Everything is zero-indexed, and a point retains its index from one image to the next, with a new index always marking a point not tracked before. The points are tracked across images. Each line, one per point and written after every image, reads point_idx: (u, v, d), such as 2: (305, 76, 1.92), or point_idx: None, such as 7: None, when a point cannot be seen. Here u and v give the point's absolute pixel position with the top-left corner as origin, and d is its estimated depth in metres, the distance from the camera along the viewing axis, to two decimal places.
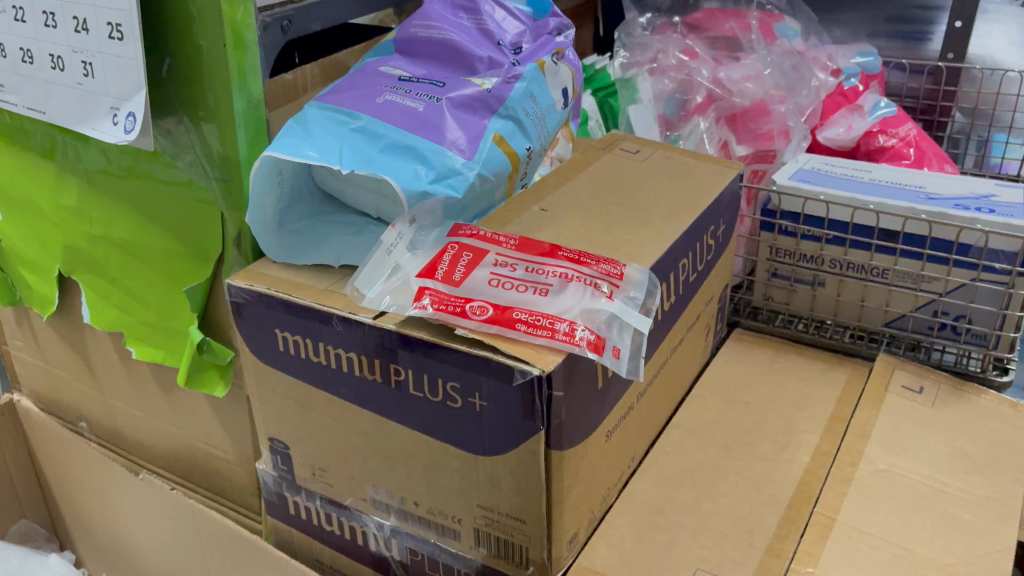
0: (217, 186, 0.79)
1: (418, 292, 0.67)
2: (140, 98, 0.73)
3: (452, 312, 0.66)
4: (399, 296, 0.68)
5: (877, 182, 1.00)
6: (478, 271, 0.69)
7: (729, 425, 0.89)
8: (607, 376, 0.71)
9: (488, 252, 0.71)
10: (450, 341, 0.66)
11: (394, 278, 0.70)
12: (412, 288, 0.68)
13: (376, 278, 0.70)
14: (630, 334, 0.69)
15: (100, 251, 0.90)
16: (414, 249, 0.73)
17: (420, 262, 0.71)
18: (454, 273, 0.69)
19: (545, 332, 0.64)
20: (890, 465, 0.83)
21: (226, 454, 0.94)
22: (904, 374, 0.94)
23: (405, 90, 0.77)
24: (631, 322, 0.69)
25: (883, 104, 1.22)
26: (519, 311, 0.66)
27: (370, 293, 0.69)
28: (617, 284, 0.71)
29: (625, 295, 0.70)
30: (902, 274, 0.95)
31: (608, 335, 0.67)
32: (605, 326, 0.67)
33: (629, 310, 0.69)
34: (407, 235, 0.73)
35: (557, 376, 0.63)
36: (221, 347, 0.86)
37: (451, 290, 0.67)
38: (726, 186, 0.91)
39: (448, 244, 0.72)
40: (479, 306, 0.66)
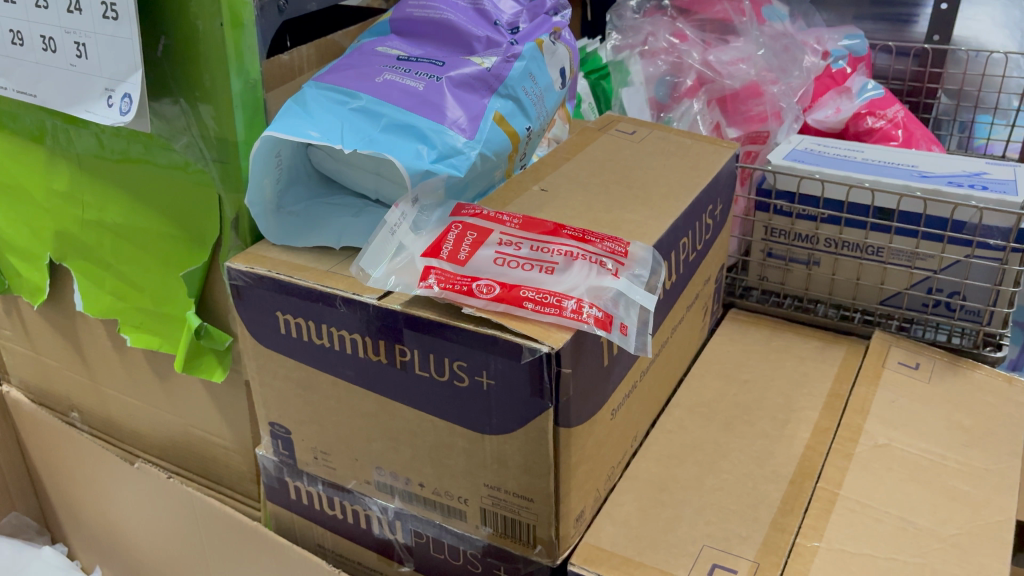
0: (215, 168, 0.78)
1: (425, 271, 0.67)
2: (136, 79, 0.72)
3: (459, 291, 0.65)
4: (405, 276, 0.68)
5: (870, 162, 1.00)
6: (483, 250, 0.69)
7: (729, 403, 0.89)
8: (613, 353, 0.71)
9: (492, 232, 0.71)
10: (457, 320, 0.66)
11: (399, 257, 0.69)
12: (419, 267, 0.68)
13: (381, 257, 0.69)
14: (637, 312, 0.69)
15: (93, 236, 0.89)
16: (418, 228, 0.72)
17: (424, 242, 0.71)
18: (459, 252, 0.68)
19: (553, 309, 0.64)
20: (890, 440, 0.84)
21: (223, 441, 0.93)
22: (900, 351, 0.95)
23: (404, 69, 0.77)
24: (638, 299, 0.69)
25: (870, 86, 1.24)
26: (526, 290, 0.66)
27: (376, 274, 0.69)
28: (623, 262, 0.71)
29: (632, 272, 0.70)
30: (897, 252, 0.95)
31: (616, 313, 0.67)
32: (613, 304, 0.67)
33: (635, 288, 0.69)
34: (411, 214, 0.72)
35: (565, 354, 0.63)
36: (220, 332, 0.85)
37: (457, 269, 0.67)
38: (723, 165, 0.91)
39: (452, 224, 0.71)
40: (486, 284, 0.66)
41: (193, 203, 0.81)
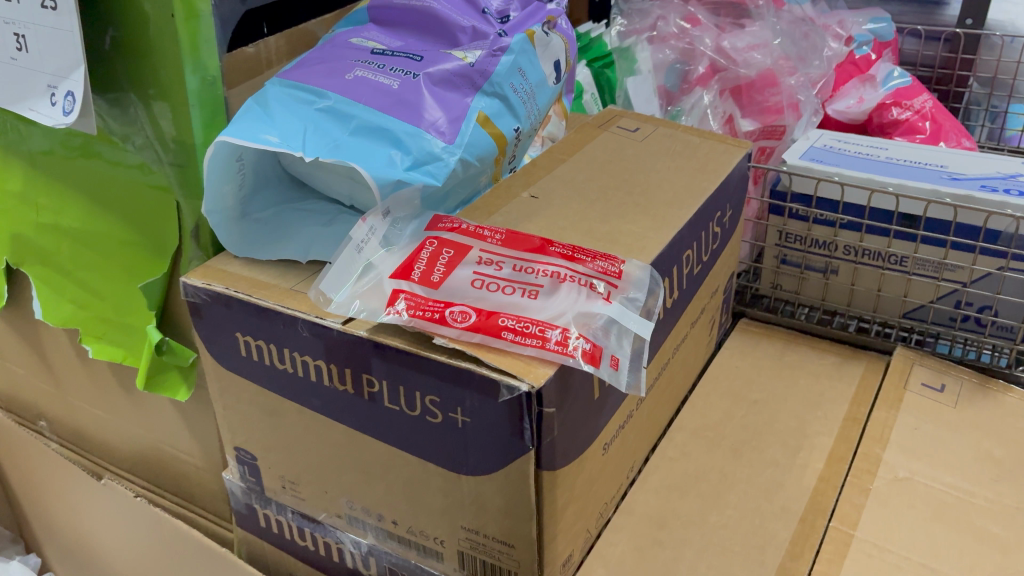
0: (173, 172, 0.71)
1: (392, 295, 0.60)
2: (79, 76, 0.65)
3: (430, 319, 0.58)
4: (370, 300, 0.61)
5: (895, 161, 0.92)
6: (460, 270, 0.62)
7: (736, 426, 0.82)
8: (604, 385, 0.64)
9: (471, 249, 0.64)
10: (427, 351, 0.59)
11: (365, 278, 0.63)
12: (386, 290, 0.61)
13: (345, 279, 0.63)
14: (630, 341, 0.61)
15: (49, 241, 0.82)
16: (388, 245, 0.65)
17: (394, 260, 0.64)
18: (433, 273, 0.61)
19: (534, 341, 0.57)
20: (912, 473, 0.76)
21: (193, 459, 0.87)
22: (924, 371, 0.87)
23: (379, 64, 0.69)
24: (632, 327, 0.62)
25: (896, 74, 1.16)
26: (505, 317, 0.58)
27: (338, 298, 0.62)
28: (616, 285, 0.63)
29: (626, 297, 0.63)
30: (922, 262, 0.87)
31: (606, 344, 0.60)
32: (604, 333, 0.60)
33: (628, 314, 0.62)
34: (382, 229, 0.65)
35: (548, 393, 0.56)
36: (183, 348, 0.78)
37: (430, 292, 0.60)
38: (734, 167, 0.83)
39: (426, 240, 0.64)
40: (460, 309, 0.59)
41: (151, 208, 0.74)
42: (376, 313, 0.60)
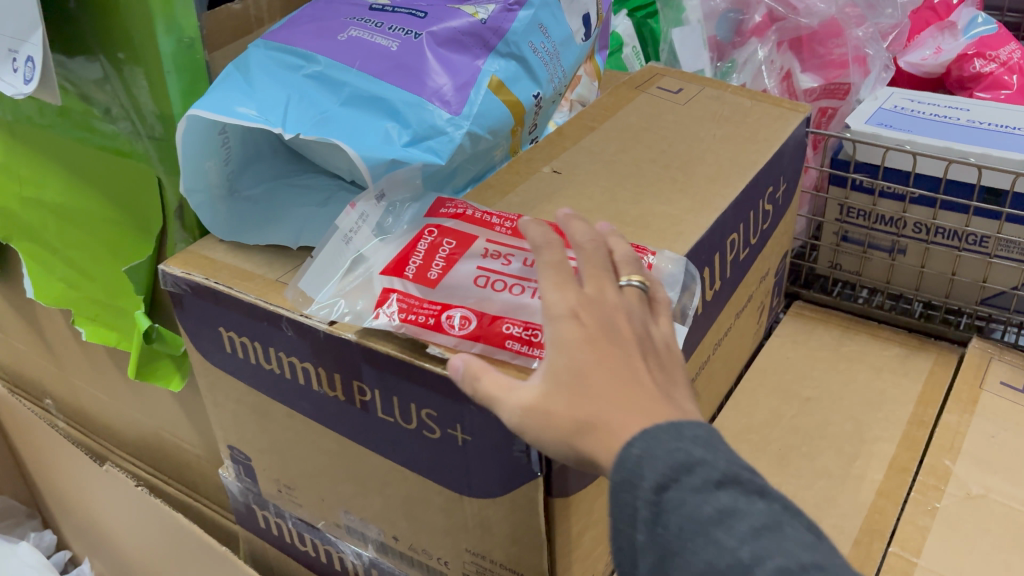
0: (152, 147, 0.64)
1: (380, 293, 0.52)
2: (37, 39, 0.57)
3: (423, 325, 0.50)
4: (357, 300, 0.53)
5: (977, 125, 0.81)
6: (462, 265, 0.53)
7: (784, 429, 0.73)
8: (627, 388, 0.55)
9: (477, 239, 0.55)
10: (419, 360, 0.51)
11: (353, 272, 0.54)
12: (375, 286, 0.53)
13: (330, 273, 0.55)
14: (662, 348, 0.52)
15: (35, 217, 0.76)
16: (384, 232, 0.56)
17: (389, 252, 0.55)
18: (430, 269, 0.52)
19: (541, 351, 0.48)
20: (987, 490, 0.66)
21: (194, 448, 0.82)
22: (1004, 368, 0.77)
23: (376, 23, 0.60)
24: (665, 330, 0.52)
25: (980, 20, 1.03)
26: (509, 323, 0.50)
27: (322, 296, 0.54)
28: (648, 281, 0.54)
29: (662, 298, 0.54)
30: (1006, 243, 0.76)
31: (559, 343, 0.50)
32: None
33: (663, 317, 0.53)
34: (377, 214, 0.56)
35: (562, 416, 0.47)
36: (173, 335, 0.72)
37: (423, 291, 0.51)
38: (789, 134, 0.72)
39: (425, 229, 0.55)
40: (457, 310, 0.50)
41: (133, 184, 0.67)
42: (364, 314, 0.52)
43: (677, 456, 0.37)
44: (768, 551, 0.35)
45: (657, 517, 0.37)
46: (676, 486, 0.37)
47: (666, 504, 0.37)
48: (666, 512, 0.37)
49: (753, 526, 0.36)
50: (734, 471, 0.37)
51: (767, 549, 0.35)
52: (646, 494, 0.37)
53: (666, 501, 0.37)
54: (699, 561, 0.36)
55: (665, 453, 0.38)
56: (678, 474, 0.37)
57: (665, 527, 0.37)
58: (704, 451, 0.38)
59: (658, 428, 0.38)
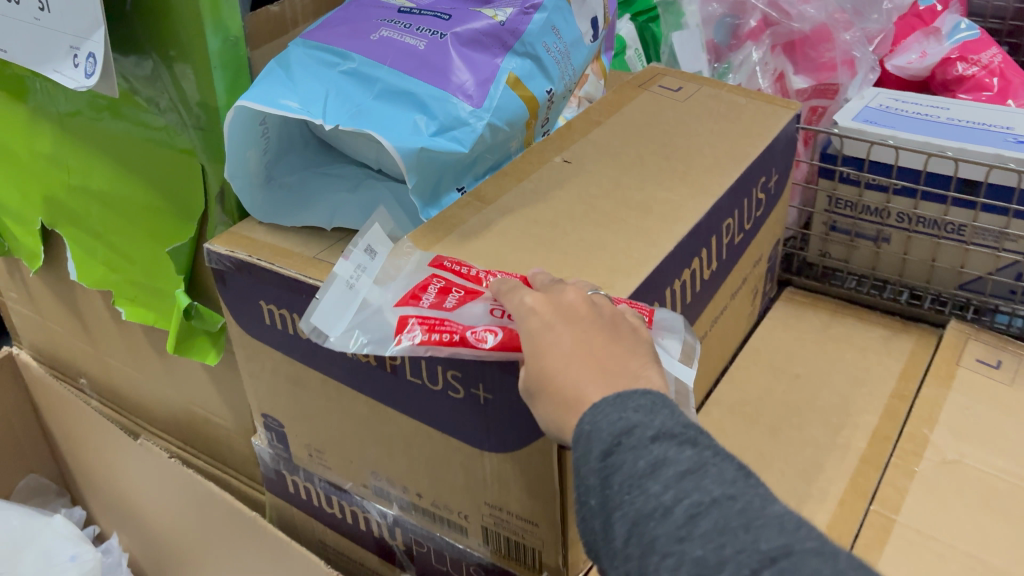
0: (196, 137, 0.70)
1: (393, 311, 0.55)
2: (99, 37, 0.63)
3: (443, 343, 0.51)
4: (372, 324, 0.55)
5: (956, 123, 0.87)
6: (478, 301, 0.54)
7: (776, 402, 0.79)
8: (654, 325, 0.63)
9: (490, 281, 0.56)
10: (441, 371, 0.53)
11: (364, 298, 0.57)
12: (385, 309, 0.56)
13: (337, 307, 0.57)
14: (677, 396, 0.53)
15: (81, 203, 0.82)
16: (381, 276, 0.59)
17: (395, 293, 0.57)
18: (446, 301, 0.54)
19: None
20: (961, 456, 0.72)
21: (223, 423, 0.87)
22: (979, 346, 0.83)
23: (405, 25, 0.66)
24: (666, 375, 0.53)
25: (964, 26, 1.10)
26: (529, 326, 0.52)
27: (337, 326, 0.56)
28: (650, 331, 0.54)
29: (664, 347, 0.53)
30: (981, 231, 0.83)
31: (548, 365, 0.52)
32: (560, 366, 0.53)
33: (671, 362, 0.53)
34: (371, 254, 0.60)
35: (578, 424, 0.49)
36: (211, 313, 0.77)
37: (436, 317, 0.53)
38: (780, 130, 0.78)
39: (434, 275, 0.57)
40: (475, 325, 0.51)
41: (176, 172, 0.73)
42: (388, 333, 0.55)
43: (617, 424, 0.43)
44: (692, 491, 0.39)
45: (603, 480, 0.42)
46: (619, 449, 0.42)
47: (609, 466, 0.42)
48: (609, 473, 0.42)
49: (680, 471, 0.40)
50: (668, 426, 0.42)
51: (691, 490, 0.39)
52: (594, 461, 0.42)
53: (610, 463, 0.42)
54: (634, 510, 0.40)
55: (607, 420, 0.43)
56: (619, 438, 0.42)
57: (609, 486, 0.41)
58: (641, 415, 0.43)
59: (605, 401, 0.44)
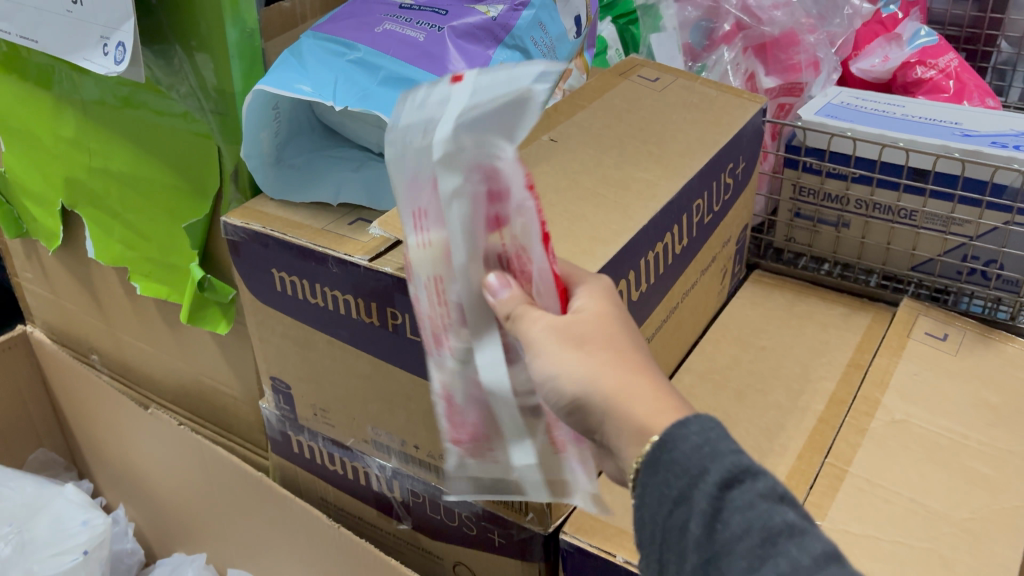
0: (214, 120, 0.76)
1: (491, 184, 0.49)
2: (129, 27, 0.70)
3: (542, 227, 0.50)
4: (464, 166, 0.47)
5: (909, 118, 0.95)
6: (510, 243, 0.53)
7: (743, 369, 0.86)
8: (633, 295, 0.71)
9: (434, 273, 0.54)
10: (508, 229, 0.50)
11: (480, 146, 0.47)
12: (480, 176, 0.48)
13: (501, 108, 0.46)
14: (545, 496, 0.57)
15: (101, 184, 0.88)
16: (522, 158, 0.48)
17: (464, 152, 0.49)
18: None
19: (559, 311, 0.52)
20: (908, 416, 0.80)
21: (231, 391, 0.94)
22: (928, 321, 0.90)
23: (406, 19, 0.73)
24: (549, 472, 0.57)
25: (924, 32, 1.17)
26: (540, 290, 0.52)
27: (465, 117, 0.46)
28: (458, 405, 0.56)
29: (484, 441, 0.57)
30: (930, 216, 0.90)
31: (469, 368, 0.54)
32: (449, 377, 0.55)
33: (508, 465, 0.57)
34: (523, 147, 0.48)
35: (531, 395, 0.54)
36: (223, 285, 0.84)
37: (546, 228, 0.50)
38: (746, 121, 0.86)
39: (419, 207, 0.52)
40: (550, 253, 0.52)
41: (193, 152, 0.80)
42: (455, 194, 0.48)
43: (739, 461, 0.43)
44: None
45: (716, 512, 0.42)
46: (739, 486, 0.42)
47: (725, 500, 0.42)
48: (722, 509, 0.42)
49: (820, 544, 0.40)
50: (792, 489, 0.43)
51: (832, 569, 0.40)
52: (709, 488, 0.43)
53: (728, 498, 0.42)
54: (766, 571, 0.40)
55: (722, 448, 0.44)
56: (741, 477, 0.42)
57: (723, 523, 0.42)
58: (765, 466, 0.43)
59: (718, 430, 0.44)
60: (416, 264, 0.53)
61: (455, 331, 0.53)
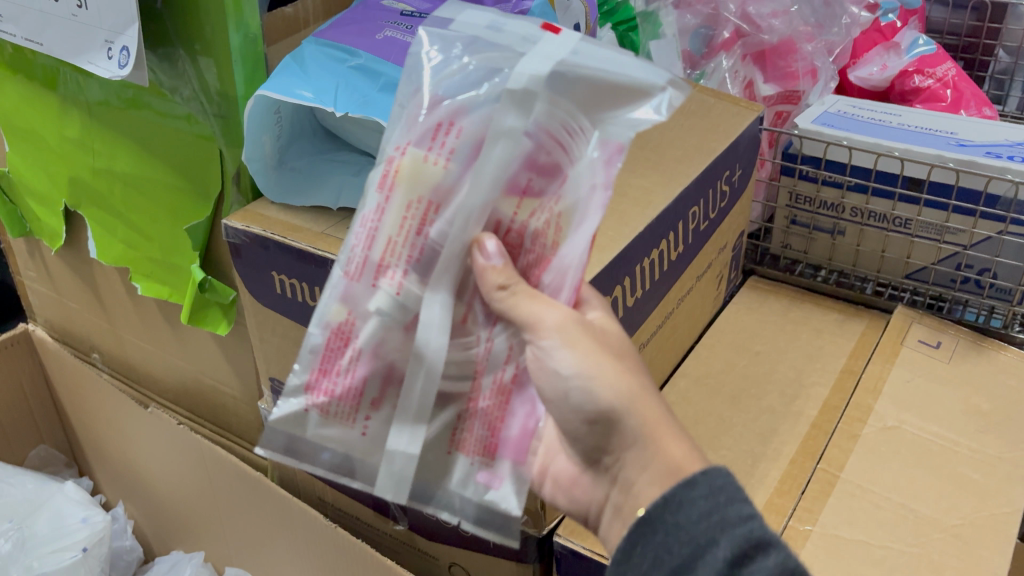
0: (216, 123, 0.77)
1: (544, 150, 0.50)
2: (134, 32, 0.70)
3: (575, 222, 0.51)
4: (534, 117, 0.49)
5: (906, 127, 0.96)
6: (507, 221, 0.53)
7: (737, 375, 0.87)
8: (623, 306, 0.71)
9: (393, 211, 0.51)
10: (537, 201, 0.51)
11: (556, 107, 0.49)
12: (535, 134, 0.49)
13: (607, 83, 0.49)
14: (389, 494, 0.54)
15: (105, 185, 0.89)
16: (608, 146, 0.50)
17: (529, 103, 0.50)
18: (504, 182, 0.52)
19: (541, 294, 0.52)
20: (900, 423, 0.80)
21: (230, 391, 0.94)
22: (922, 329, 0.91)
23: (406, 26, 0.74)
24: (418, 471, 0.54)
25: (922, 41, 1.18)
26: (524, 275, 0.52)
27: (571, 67, 0.49)
28: (358, 349, 0.53)
29: (357, 405, 0.54)
30: (924, 225, 0.92)
31: (400, 313, 0.52)
32: (370, 309, 0.52)
33: (375, 447, 0.54)
34: (611, 139, 0.50)
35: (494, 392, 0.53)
36: (224, 287, 0.85)
37: (594, 231, 0.51)
38: (743, 129, 0.87)
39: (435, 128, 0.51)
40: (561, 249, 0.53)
41: (195, 154, 0.80)
42: (510, 133, 0.49)
43: (750, 534, 0.46)
44: None
45: None
46: (749, 562, 0.46)
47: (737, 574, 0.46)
48: None
49: None
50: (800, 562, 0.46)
51: None
52: (721, 564, 0.46)
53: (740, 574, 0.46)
54: None
55: (731, 524, 0.47)
56: (752, 552, 0.46)
57: None
58: (776, 539, 0.46)
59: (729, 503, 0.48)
60: (405, 174, 0.50)
61: (413, 269, 0.51)
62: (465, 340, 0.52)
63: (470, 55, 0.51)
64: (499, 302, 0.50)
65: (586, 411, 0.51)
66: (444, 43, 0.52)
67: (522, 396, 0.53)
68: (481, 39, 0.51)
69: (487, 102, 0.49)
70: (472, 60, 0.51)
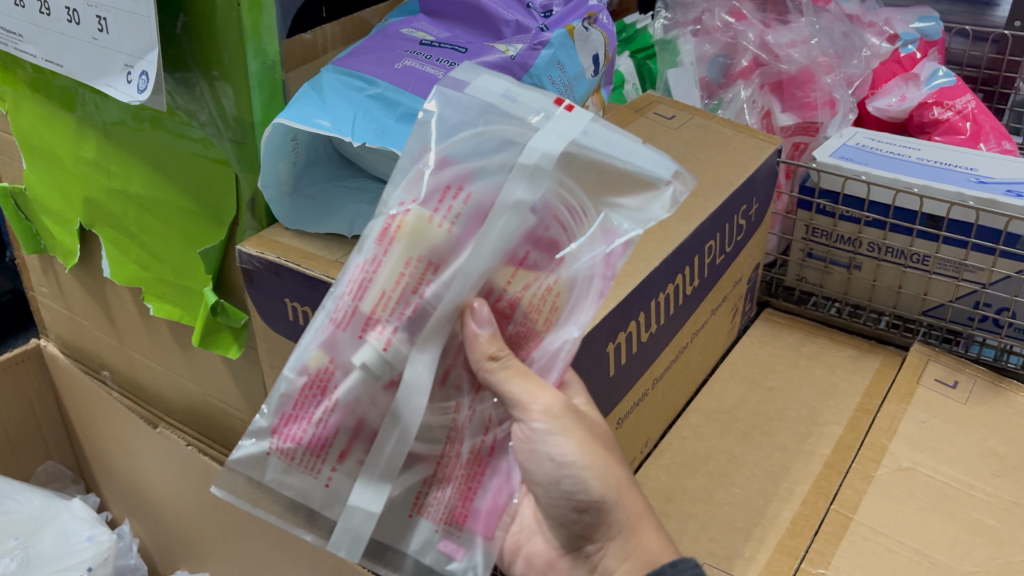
0: (231, 148, 0.77)
1: (547, 224, 0.53)
2: (153, 57, 0.70)
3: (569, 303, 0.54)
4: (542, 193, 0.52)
5: (925, 162, 0.95)
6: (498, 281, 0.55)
7: (750, 411, 0.86)
8: (632, 350, 0.70)
9: (383, 265, 0.52)
10: (536, 273, 0.53)
11: (562, 190, 0.53)
12: (539, 212, 0.52)
13: (619, 170, 0.54)
14: (342, 550, 0.55)
15: (119, 206, 0.89)
16: (608, 232, 0.54)
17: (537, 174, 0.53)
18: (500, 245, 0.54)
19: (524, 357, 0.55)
20: (915, 464, 0.79)
21: (239, 414, 0.94)
22: (938, 367, 0.90)
23: (425, 56, 0.74)
24: (374, 529, 0.55)
25: (941, 73, 1.17)
26: (512, 341, 0.54)
27: (586, 152, 0.53)
28: (335, 399, 0.53)
29: (323, 455, 0.55)
30: (943, 262, 0.91)
31: (383, 370, 0.53)
32: (353, 361, 0.53)
33: (335, 499, 0.55)
34: (612, 227, 0.54)
35: (470, 447, 0.56)
36: (235, 310, 0.85)
37: (588, 313, 0.54)
38: (762, 162, 0.86)
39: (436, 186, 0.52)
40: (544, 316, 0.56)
41: (209, 179, 0.80)
42: (518, 206, 0.51)
43: None
44: None
45: None
46: None
47: None
48: None
49: None
50: None
51: None
52: None
53: None
54: None
55: None
56: None
57: None
58: None
59: None
60: (407, 231, 0.51)
61: (403, 327, 0.52)
62: (445, 405, 0.55)
63: (485, 123, 0.53)
64: (487, 371, 0.52)
65: (574, 496, 0.54)
66: (456, 100, 0.53)
67: (494, 471, 0.56)
68: (496, 107, 0.53)
69: (498, 172, 0.52)
70: (487, 129, 0.53)
